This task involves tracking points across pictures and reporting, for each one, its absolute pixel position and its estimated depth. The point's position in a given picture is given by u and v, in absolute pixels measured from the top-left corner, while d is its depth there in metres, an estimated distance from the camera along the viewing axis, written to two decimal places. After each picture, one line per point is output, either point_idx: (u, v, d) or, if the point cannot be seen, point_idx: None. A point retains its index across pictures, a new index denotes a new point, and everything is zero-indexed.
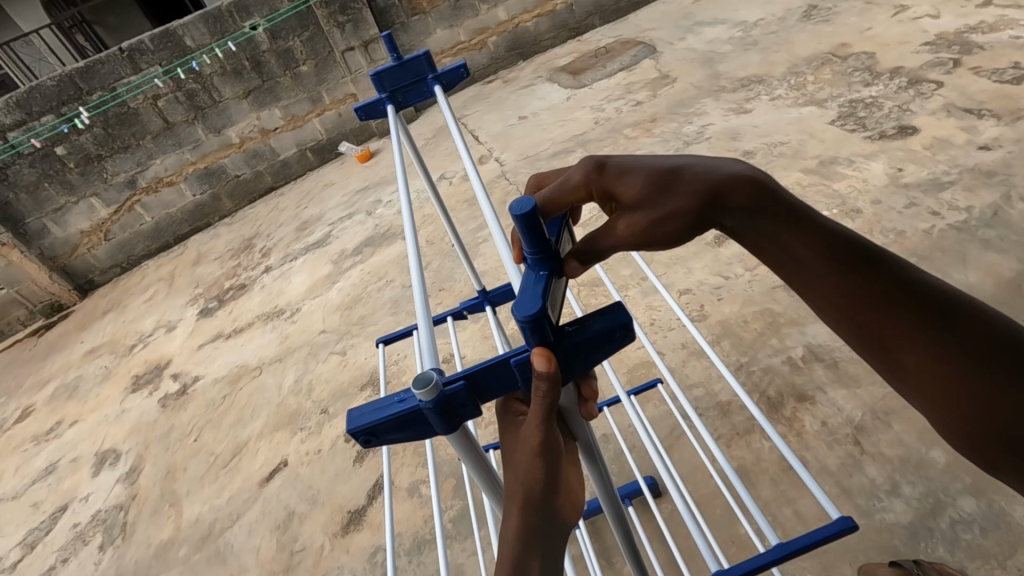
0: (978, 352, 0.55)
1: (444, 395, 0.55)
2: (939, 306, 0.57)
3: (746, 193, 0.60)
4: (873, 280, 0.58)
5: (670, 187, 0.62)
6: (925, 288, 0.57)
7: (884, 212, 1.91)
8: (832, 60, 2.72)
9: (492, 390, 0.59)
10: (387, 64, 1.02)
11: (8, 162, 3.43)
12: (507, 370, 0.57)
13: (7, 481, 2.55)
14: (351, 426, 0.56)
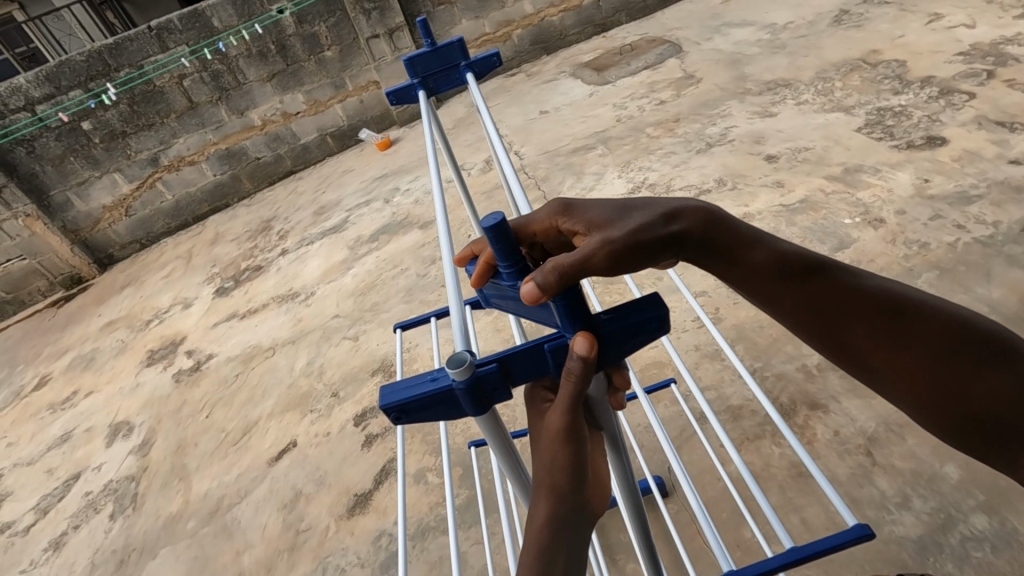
0: (933, 345, 0.63)
1: (476, 377, 0.57)
2: (891, 310, 0.64)
3: (705, 226, 0.64)
4: (831, 295, 0.64)
5: (629, 221, 0.64)
6: (878, 295, 0.64)
7: (908, 223, 1.88)
8: (862, 66, 2.67)
9: (523, 376, 0.60)
10: (420, 49, 1.02)
11: (35, 135, 3.50)
12: (541, 356, 0.59)
13: (23, 447, 2.60)
14: (384, 402, 0.57)
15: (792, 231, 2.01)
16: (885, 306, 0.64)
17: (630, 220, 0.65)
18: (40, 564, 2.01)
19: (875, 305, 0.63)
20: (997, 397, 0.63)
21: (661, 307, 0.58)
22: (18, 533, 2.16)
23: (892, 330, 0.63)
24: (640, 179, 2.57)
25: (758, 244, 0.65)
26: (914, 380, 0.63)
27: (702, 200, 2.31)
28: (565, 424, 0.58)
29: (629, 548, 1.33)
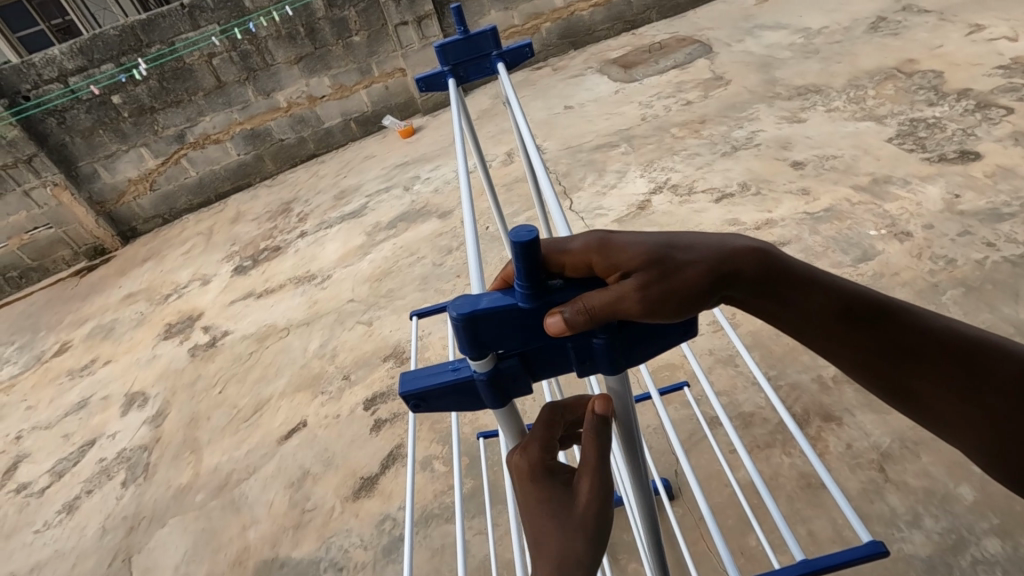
0: (1004, 391, 0.54)
1: (498, 369, 0.55)
2: (951, 353, 0.56)
3: (754, 263, 0.55)
4: (880, 337, 0.57)
5: (678, 259, 0.52)
6: (931, 335, 0.57)
7: (935, 237, 1.84)
8: (896, 76, 2.62)
9: (545, 370, 0.57)
10: (453, 37, 1.02)
11: (66, 106, 3.57)
12: (563, 350, 0.54)
13: (42, 411, 2.67)
14: (404, 388, 0.57)
15: (815, 240, 1.98)
16: (944, 347, 0.56)
17: (679, 259, 0.52)
18: (53, 526, 2.06)
19: (926, 345, 0.56)
20: None
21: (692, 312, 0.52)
22: (33, 494, 2.22)
23: (951, 374, 0.56)
24: (662, 179, 2.55)
25: (805, 280, 0.57)
26: (973, 429, 0.56)
27: (724, 203, 2.29)
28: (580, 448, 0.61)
29: (632, 549, 1.33)
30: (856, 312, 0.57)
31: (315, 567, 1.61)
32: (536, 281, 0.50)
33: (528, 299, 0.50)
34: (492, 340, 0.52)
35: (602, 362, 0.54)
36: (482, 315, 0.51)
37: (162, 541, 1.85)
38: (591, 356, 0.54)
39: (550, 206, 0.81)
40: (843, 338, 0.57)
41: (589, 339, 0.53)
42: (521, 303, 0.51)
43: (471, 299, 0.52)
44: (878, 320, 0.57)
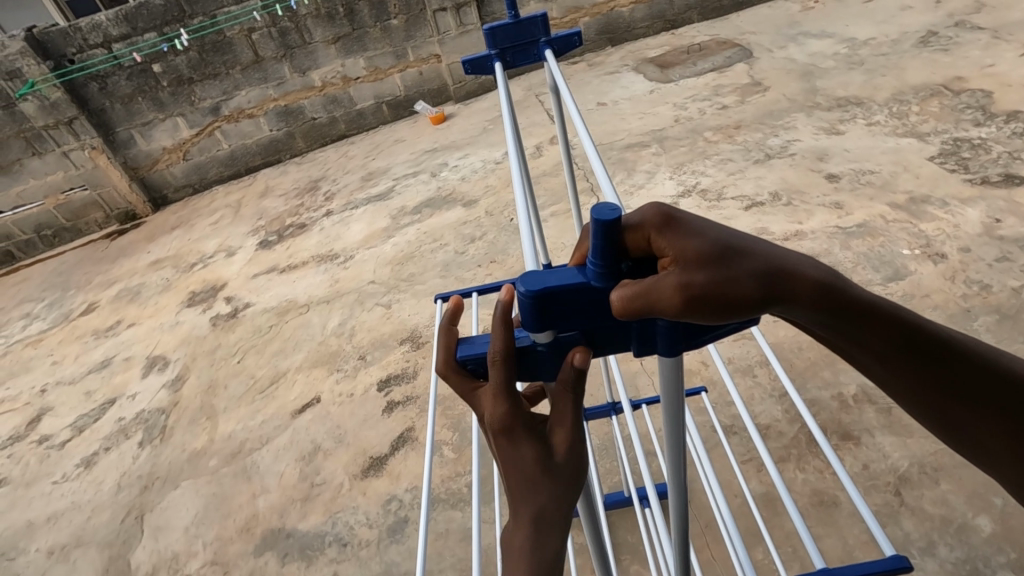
0: None
1: (559, 342, 0.56)
2: (1009, 395, 0.51)
3: (812, 284, 0.48)
4: (938, 374, 0.51)
5: (730, 261, 0.47)
6: (994, 373, 0.51)
7: (971, 261, 1.79)
8: (943, 93, 2.54)
9: (605, 349, 0.57)
10: (502, 21, 1.01)
11: (108, 72, 3.64)
12: (626, 329, 0.54)
13: (67, 366, 2.75)
14: (463, 355, 0.58)
15: (845, 255, 1.94)
16: (1005, 389, 0.51)
17: (732, 261, 0.47)
18: (71, 478, 2.12)
19: (986, 385, 0.51)
20: None
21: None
22: (54, 446, 2.29)
23: (1006, 419, 0.51)
24: (692, 183, 2.53)
25: (862, 301, 0.50)
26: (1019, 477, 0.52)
27: (755, 211, 2.25)
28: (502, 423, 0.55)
29: (636, 550, 1.33)
30: (916, 344, 0.51)
31: (320, 540, 1.64)
32: (610, 263, 0.50)
33: (600, 277, 0.51)
34: (560, 318, 0.53)
35: (662, 346, 0.54)
36: (553, 291, 0.51)
37: (174, 502, 1.90)
38: (652, 338, 0.54)
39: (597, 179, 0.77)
40: (892, 372, 0.51)
41: (654, 321, 0.53)
42: (593, 282, 0.51)
43: (545, 273, 0.53)
44: (938, 354, 0.51)
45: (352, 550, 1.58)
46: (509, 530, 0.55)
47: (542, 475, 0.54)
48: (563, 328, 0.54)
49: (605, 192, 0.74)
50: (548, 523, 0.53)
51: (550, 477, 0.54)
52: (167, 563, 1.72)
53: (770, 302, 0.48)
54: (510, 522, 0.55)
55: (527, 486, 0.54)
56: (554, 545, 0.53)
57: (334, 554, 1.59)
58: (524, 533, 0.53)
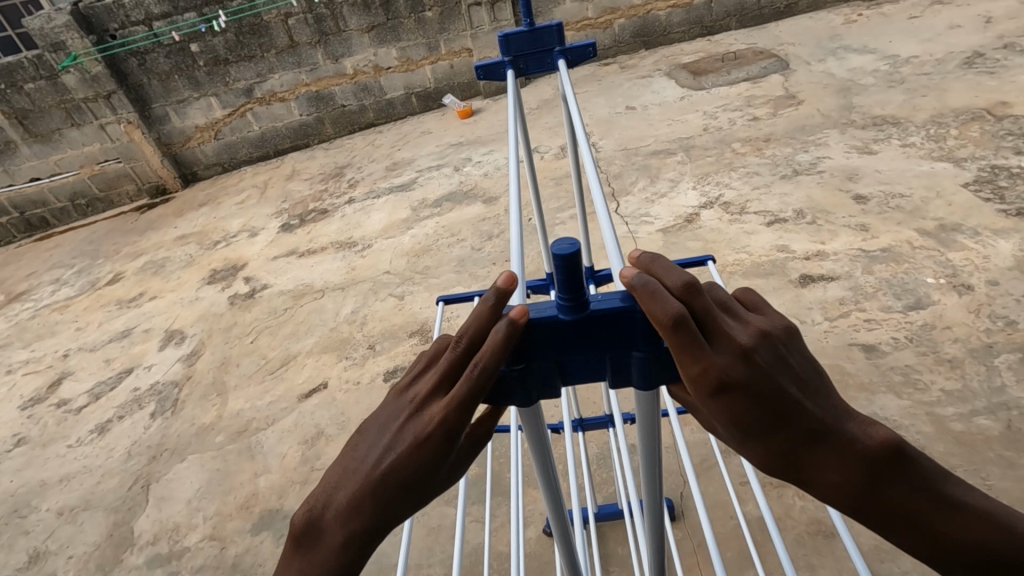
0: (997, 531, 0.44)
1: (532, 369, 0.52)
2: (994, 563, 0.43)
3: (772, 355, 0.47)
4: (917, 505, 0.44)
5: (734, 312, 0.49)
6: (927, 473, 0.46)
7: (998, 296, 1.73)
8: (984, 117, 2.45)
9: (580, 379, 0.53)
10: (517, 29, 1.01)
11: (148, 49, 3.74)
12: (600, 358, 0.52)
13: (91, 333, 2.84)
14: None
15: (866, 280, 1.89)
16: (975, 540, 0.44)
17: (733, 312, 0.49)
18: (84, 443, 2.19)
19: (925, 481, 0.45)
20: None
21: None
22: (72, 411, 2.37)
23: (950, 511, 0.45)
24: (715, 195, 2.49)
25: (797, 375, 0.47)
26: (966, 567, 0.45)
27: (776, 228, 2.20)
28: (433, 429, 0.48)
29: (625, 562, 1.32)
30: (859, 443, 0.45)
31: None
32: (576, 292, 0.49)
33: (569, 309, 0.50)
34: (532, 351, 0.51)
35: (636, 377, 0.52)
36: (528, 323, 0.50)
37: (180, 475, 1.95)
38: (625, 369, 0.52)
39: (595, 203, 0.75)
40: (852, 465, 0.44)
41: (629, 352, 0.51)
42: (561, 315, 0.50)
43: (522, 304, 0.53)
44: (928, 475, 0.44)
45: None
46: (326, 502, 0.49)
47: (399, 500, 0.47)
48: (536, 358, 0.52)
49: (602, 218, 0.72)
50: (363, 540, 0.47)
51: (402, 508, 0.48)
52: (168, 534, 1.77)
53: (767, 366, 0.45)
54: (332, 496, 0.49)
55: (376, 496, 0.47)
56: (348, 564, 0.48)
57: None
58: (342, 529, 0.47)
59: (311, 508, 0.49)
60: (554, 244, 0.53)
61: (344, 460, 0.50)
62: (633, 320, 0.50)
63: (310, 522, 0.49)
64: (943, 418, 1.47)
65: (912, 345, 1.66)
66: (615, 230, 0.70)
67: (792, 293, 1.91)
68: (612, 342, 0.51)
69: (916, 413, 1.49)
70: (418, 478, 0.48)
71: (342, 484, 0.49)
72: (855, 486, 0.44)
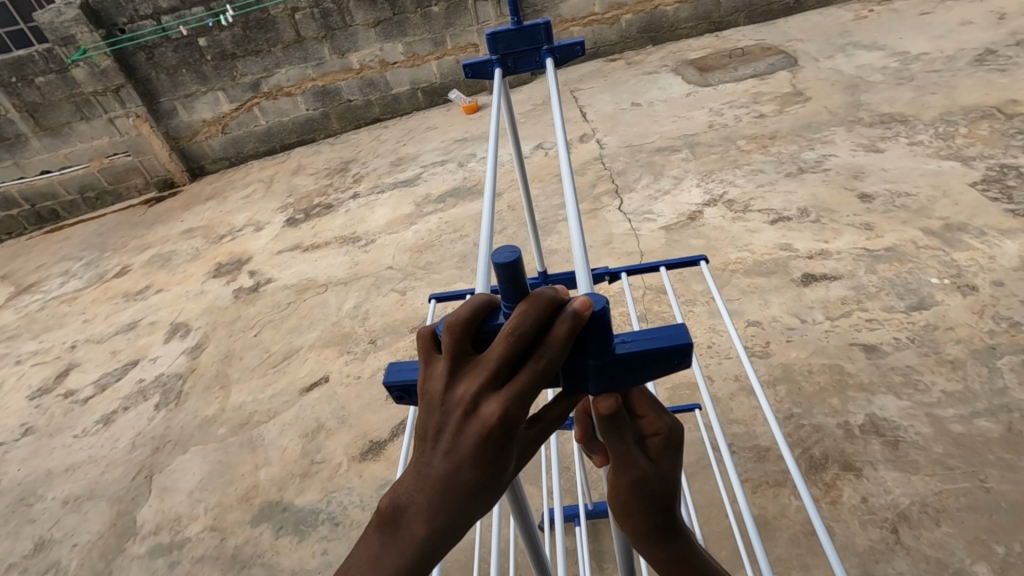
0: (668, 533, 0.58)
1: None
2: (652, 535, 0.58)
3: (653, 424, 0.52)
4: (686, 549, 0.60)
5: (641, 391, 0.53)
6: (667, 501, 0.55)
7: (1003, 297, 1.71)
8: (994, 115, 2.42)
9: None
10: (505, 26, 1.01)
11: (156, 43, 3.76)
12: None
13: (97, 325, 2.87)
14: (388, 379, 0.55)
15: (869, 279, 1.88)
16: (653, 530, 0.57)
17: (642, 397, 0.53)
18: (90, 434, 2.22)
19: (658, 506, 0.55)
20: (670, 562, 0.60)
21: (685, 338, 0.49)
22: (78, 401, 2.40)
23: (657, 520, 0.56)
24: (719, 193, 2.47)
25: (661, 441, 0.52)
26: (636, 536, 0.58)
27: (780, 226, 2.19)
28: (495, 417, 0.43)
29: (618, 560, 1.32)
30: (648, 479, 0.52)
31: (314, 516, 1.68)
32: None
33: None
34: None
35: (592, 386, 0.50)
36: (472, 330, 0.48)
37: (182, 466, 1.97)
38: (579, 379, 0.50)
39: (568, 208, 0.75)
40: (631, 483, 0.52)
41: (583, 360, 0.49)
42: None
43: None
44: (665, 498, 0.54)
45: (343, 530, 1.62)
46: (404, 496, 0.46)
47: (474, 490, 0.45)
48: None
49: (572, 223, 0.72)
50: (447, 533, 0.46)
51: (474, 507, 0.45)
52: (169, 524, 1.79)
53: (674, 459, 0.53)
54: (410, 491, 0.46)
55: (453, 487, 0.45)
56: (436, 557, 0.46)
57: (326, 532, 1.63)
58: (420, 527, 0.45)
59: (389, 503, 0.47)
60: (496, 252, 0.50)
61: (413, 457, 0.47)
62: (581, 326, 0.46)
63: (389, 518, 0.46)
64: (943, 420, 1.45)
65: (914, 346, 1.65)
66: (585, 236, 0.70)
67: (794, 292, 1.90)
68: None
69: (916, 414, 1.48)
70: (493, 465, 0.44)
71: (418, 485, 0.46)
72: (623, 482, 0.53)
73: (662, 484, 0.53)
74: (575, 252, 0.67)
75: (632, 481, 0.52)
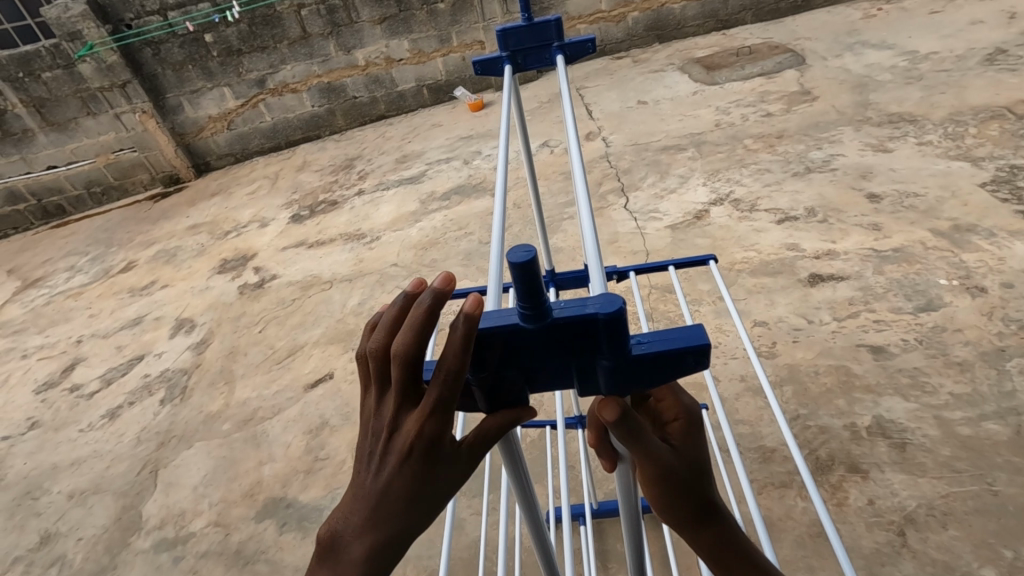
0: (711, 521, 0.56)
1: (493, 377, 0.49)
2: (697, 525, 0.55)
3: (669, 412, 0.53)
4: (733, 536, 0.57)
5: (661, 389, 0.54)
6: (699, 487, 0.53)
7: (1012, 298, 1.70)
8: (1004, 116, 2.40)
9: (547, 387, 0.50)
10: (516, 23, 1.00)
11: (162, 39, 3.76)
12: (565, 366, 0.48)
13: (103, 320, 2.88)
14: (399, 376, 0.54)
15: (876, 280, 1.86)
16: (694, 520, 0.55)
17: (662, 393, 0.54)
18: (95, 428, 2.23)
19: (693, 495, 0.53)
20: (726, 552, 0.57)
21: (704, 339, 0.47)
22: (83, 396, 2.41)
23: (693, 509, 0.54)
24: (725, 192, 2.46)
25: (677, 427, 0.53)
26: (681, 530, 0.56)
27: (787, 226, 2.18)
28: (413, 434, 0.46)
29: (622, 560, 1.32)
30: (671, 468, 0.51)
31: (318, 513, 1.68)
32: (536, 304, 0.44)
33: (528, 319, 0.45)
34: (493, 360, 0.47)
35: (604, 385, 0.48)
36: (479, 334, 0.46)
37: (186, 461, 1.98)
38: (594, 378, 0.49)
39: (581, 205, 0.75)
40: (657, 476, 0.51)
41: (596, 360, 0.47)
42: (520, 324, 0.46)
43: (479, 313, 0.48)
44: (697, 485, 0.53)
45: None
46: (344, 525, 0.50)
47: (406, 503, 0.48)
48: (496, 368, 0.48)
49: (585, 221, 0.71)
50: (386, 549, 0.48)
51: (408, 520, 0.48)
52: (174, 519, 1.80)
53: (692, 442, 0.53)
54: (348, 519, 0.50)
55: (385, 503, 0.48)
56: (381, 573, 0.49)
57: None
58: (360, 545, 0.48)
59: (329, 534, 0.50)
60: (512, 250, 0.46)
61: (350, 484, 0.50)
62: (596, 326, 0.45)
63: (330, 546, 0.50)
64: (950, 423, 1.44)
65: (922, 347, 1.63)
66: (598, 234, 0.70)
67: (800, 292, 1.89)
68: (575, 350, 0.47)
69: (923, 416, 1.47)
70: (418, 478, 0.47)
71: (354, 506, 0.49)
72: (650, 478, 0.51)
73: (691, 471, 0.53)
74: (589, 250, 0.66)
75: (659, 474, 0.51)
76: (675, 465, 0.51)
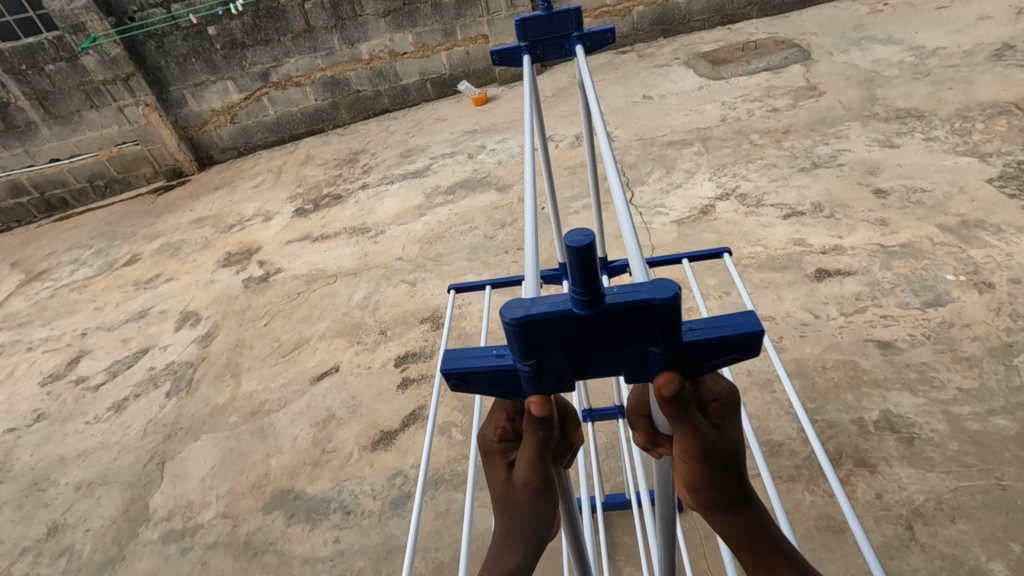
0: (747, 510, 0.53)
1: (544, 364, 0.49)
2: (730, 512, 0.53)
3: (711, 395, 0.53)
4: (772, 536, 0.54)
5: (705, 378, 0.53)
6: (737, 469, 0.52)
7: (1020, 294, 1.69)
8: (1012, 111, 2.39)
9: (595, 373, 0.51)
10: (534, 13, 1.00)
11: (166, 32, 3.75)
12: (616, 354, 0.48)
13: (108, 313, 2.88)
14: (444, 366, 0.52)
15: (884, 275, 1.86)
16: (727, 505, 0.53)
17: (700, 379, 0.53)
18: (101, 420, 2.24)
19: (729, 475, 0.52)
20: (760, 554, 0.53)
21: (756, 326, 0.47)
22: (89, 388, 2.42)
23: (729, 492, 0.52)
24: (731, 186, 2.46)
25: (721, 408, 0.52)
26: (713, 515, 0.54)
27: (794, 221, 2.17)
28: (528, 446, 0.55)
29: (631, 553, 1.33)
30: (711, 444, 0.50)
31: (326, 505, 1.69)
32: (590, 289, 0.44)
33: (583, 304, 0.45)
34: (547, 347, 0.48)
35: (654, 372, 0.49)
36: (536, 319, 0.46)
37: (193, 453, 1.98)
38: (644, 364, 0.49)
39: (611, 185, 0.74)
40: (696, 450, 0.50)
41: (646, 347, 0.48)
42: (575, 310, 0.45)
43: (530, 299, 0.48)
44: (734, 466, 0.52)
45: (355, 519, 1.63)
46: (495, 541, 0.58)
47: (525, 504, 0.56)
48: (547, 354, 0.48)
49: (619, 202, 0.70)
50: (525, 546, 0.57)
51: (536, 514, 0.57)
52: (181, 511, 1.80)
53: (735, 424, 0.53)
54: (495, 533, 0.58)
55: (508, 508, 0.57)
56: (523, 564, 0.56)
57: (337, 521, 1.64)
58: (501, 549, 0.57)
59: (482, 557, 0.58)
60: (567, 233, 0.47)
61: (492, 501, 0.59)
62: (652, 314, 0.45)
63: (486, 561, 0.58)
64: (958, 417, 1.45)
65: (930, 343, 1.63)
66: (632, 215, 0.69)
67: (807, 288, 1.89)
68: (627, 338, 0.47)
69: (931, 411, 1.47)
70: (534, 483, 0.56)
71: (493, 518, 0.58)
72: (688, 450, 0.50)
73: (731, 452, 0.51)
74: (625, 232, 0.66)
75: (701, 449, 0.50)
76: (718, 443, 0.50)
